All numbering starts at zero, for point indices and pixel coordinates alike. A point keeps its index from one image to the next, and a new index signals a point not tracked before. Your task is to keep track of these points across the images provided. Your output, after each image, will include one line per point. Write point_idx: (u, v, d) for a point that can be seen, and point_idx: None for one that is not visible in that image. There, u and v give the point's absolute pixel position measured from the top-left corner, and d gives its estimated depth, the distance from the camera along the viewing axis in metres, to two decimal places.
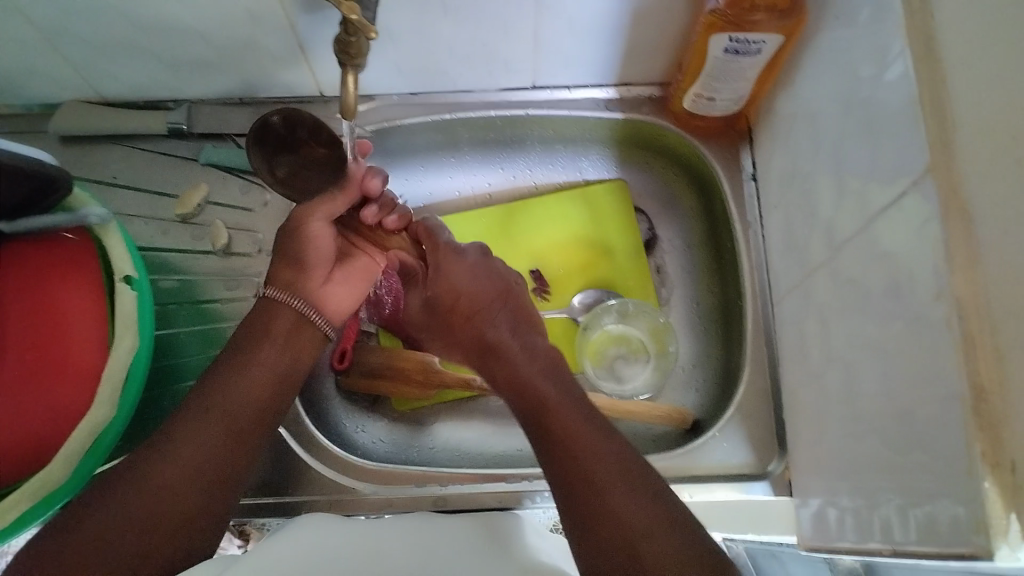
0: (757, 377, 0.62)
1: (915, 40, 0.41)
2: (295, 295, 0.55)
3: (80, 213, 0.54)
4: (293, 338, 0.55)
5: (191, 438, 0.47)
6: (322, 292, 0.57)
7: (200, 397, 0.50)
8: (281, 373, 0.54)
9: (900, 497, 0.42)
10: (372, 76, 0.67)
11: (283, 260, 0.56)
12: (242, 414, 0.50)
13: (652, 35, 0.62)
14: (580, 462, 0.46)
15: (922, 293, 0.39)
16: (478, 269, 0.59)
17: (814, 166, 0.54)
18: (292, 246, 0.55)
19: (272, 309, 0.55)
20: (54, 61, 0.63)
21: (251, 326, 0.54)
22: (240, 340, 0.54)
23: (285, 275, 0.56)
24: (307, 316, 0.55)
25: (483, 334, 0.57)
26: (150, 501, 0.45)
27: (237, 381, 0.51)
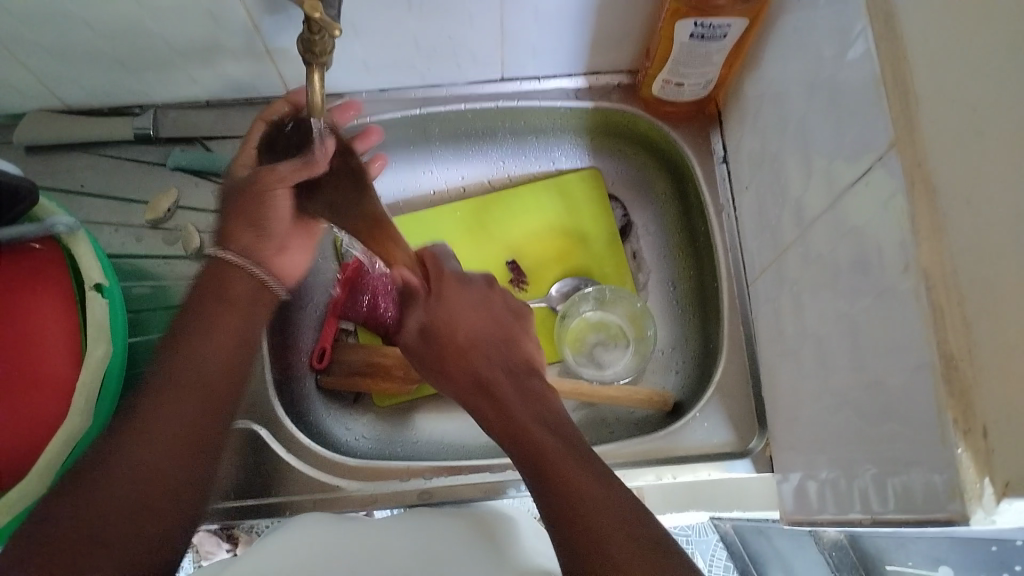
0: (734, 357, 0.62)
1: (876, 18, 0.41)
2: (247, 258, 0.53)
3: (47, 224, 0.54)
4: (253, 302, 0.52)
5: (168, 412, 0.44)
6: (277, 259, 0.56)
7: (166, 366, 0.46)
8: (246, 336, 0.50)
9: (877, 467, 0.42)
10: (339, 73, 0.67)
11: (240, 221, 0.54)
12: (215, 381, 0.47)
13: (618, 23, 0.62)
14: (572, 493, 0.43)
15: (891, 266, 0.39)
16: (481, 308, 0.58)
17: (782, 147, 0.55)
18: (249, 208, 0.54)
19: (229, 274, 0.52)
20: (15, 71, 0.63)
21: (206, 292, 0.51)
22: (199, 303, 0.50)
23: (243, 238, 0.54)
24: (262, 283, 0.54)
25: (469, 355, 0.56)
26: (137, 483, 0.41)
27: (206, 348, 0.48)
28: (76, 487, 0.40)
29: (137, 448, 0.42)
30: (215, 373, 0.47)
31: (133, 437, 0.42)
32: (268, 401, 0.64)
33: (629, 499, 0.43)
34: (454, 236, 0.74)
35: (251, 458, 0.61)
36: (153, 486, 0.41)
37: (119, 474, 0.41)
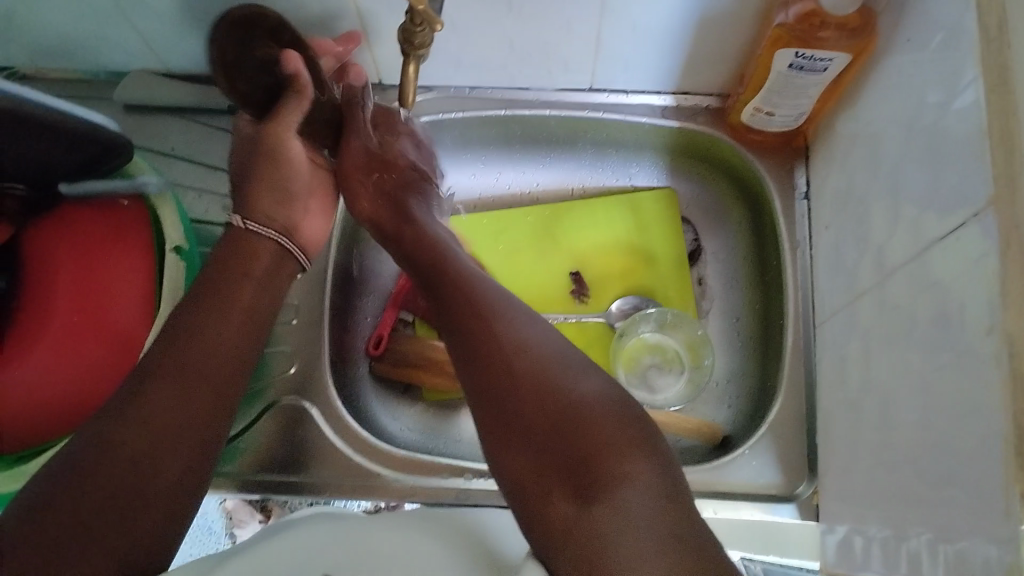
0: (792, 397, 0.61)
1: (988, 67, 0.40)
2: (273, 228, 0.55)
3: (137, 181, 0.57)
4: (268, 278, 0.52)
5: (160, 393, 0.42)
6: (300, 222, 0.58)
7: (164, 349, 0.45)
8: (254, 314, 0.50)
9: (931, 531, 0.41)
10: (431, 66, 0.67)
11: (261, 188, 0.55)
12: (222, 359, 0.46)
13: (715, 45, 0.61)
14: (550, 410, 0.40)
15: (973, 327, 0.38)
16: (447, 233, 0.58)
17: (870, 189, 0.53)
18: (264, 171, 0.54)
19: (241, 245, 0.52)
20: (123, 30, 0.65)
21: (223, 262, 0.51)
22: (208, 287, 0.49)
23: (262, 208, 0.55)
24: (290, 251, 0.55)
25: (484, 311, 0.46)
26: (126, 473, 0.39)
27: (207, 323, 0.47)
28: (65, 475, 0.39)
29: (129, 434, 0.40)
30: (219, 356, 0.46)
31: (113, 419, 0.41)
32: (321, 380, 0.65)
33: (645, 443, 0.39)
34: (523, 239, 0.74)
35: (299, 434, 0.62)
36: (145, 476, 0.40)
37: (112, 463, 0.39)
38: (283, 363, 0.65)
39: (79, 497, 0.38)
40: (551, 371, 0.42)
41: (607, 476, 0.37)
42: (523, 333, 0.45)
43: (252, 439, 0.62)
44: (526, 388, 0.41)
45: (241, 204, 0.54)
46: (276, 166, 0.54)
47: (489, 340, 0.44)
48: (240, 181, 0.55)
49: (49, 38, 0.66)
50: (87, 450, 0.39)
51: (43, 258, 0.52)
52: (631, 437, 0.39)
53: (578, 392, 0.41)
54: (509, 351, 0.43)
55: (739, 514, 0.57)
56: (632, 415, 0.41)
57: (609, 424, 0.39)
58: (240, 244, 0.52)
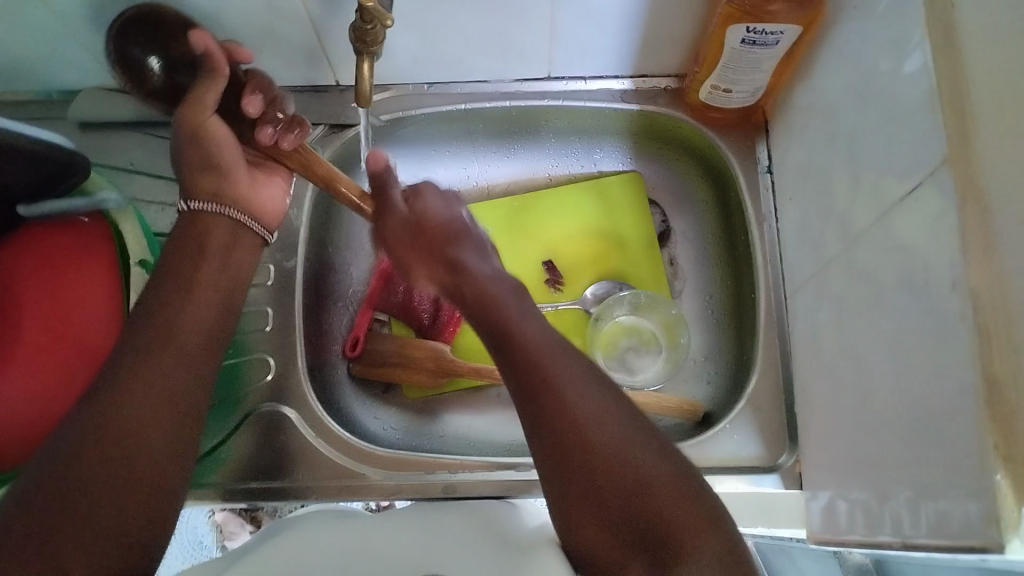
0: (768, 369, 0.61)
1: (933, 30, 0.40)
2: (220, 202, 0.53)
3: (95, 198, 0.56)
4: (225, 252, 0.53)
5: (146, 375, 0.44)
6: (251, 193, 0.56)
7: (137, 335, 0.45)
8: (222, 299, 0.51)
9: (911, 490, 0.42)
10: (389, 64, 0.67)
11: (196, 167, 0.53)
12: (192, 335, 0.47)
13: (669, 26, 0.62)
14: (602, 457, 0.41)
15: (937, 286, 0.39)
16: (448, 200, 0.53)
17: (830, 159, 0.54)
18: (195, 155, 0.52)
19: (201, 225, 0.52)
20: (72, 47, 0.64)
21: (182, 243, 0.51)
22: (172, 269, 0.49)
23: (205, 184, 0.53)
24: (243, 223, 0.55)
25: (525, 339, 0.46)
26: (118, 453, 0.41)
27: (180, 307, 0.48)
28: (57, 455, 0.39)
29: (118, 416, 0.41)
30: (191, 331, 0.47)
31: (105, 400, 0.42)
32: (299, 385, 0.64)
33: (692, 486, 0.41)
34: (494, 231, 0.74)
35: (280, 440, 0.62)
36: (135, 453, 0.41)
37: (104, 443, 0.40)
38: (259, 370, 0.65)
39: (77, 481, 0.39)
40: (611, 428, 0.43)
41: (673, 537, 0.39)
42: (580, 387, 0.44)
43: (233, 446, 0.62)
44: (586, 433, 0.42)
45: (187, 186, 0.54)
46: (203, 146, 0.51)
47: (538, 385, 0.44)
48: (177, 163, 0.53)
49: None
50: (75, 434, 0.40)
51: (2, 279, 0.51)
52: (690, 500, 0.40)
53: (634, 448, 0.42)
54: (557, 396, 0.43)
55: (724, 488, 0.57)
56: (680, 467, 0.42)
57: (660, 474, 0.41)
58: (193, 230, 0.52)
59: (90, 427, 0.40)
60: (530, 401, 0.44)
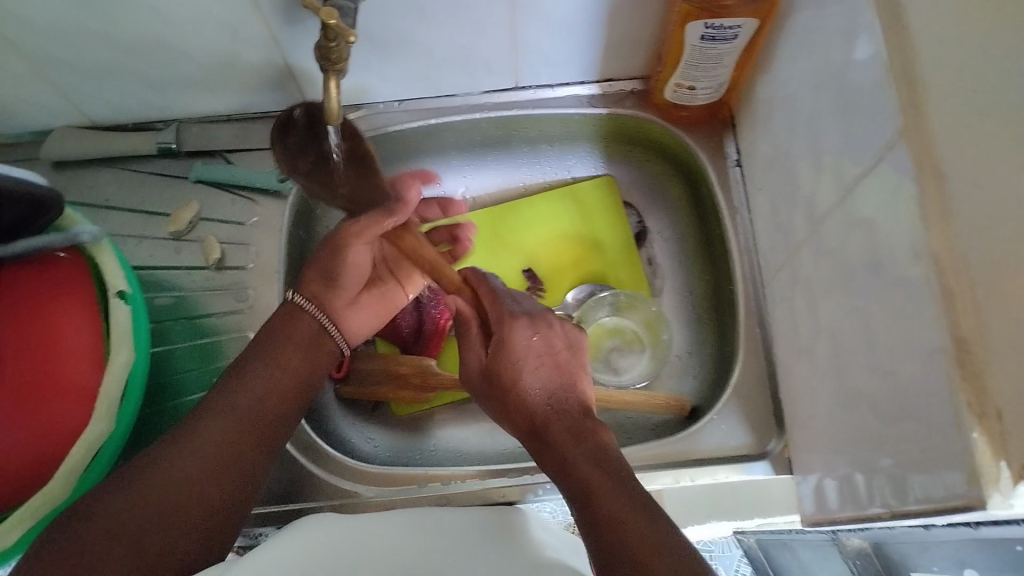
0: (750, 359, 0.62)
1: (881, 8, 0.41)
2: (324, 311, 0.59)
3: (71, 232, 0.55)
4: (308, 344, 0.57)
5: (214, 430, 0.49)
6: (346, 313, 0.61)
7: (210, 398, 0.51)
8: (296, 386, 0.55)
9: (895, 460, 0.42)
10: (357, 84, 0.68)
11: (315, 273, 0.59)
12: (267, 402, 0.52)
13: (629, 29, 0.63)
14: (597, 514, 0.43)
15: (902, 257, 0.39)
16: (541, 331, 0.53)
17: (794, 145, 0.55)
18: (325, 261, 0.59)
19: (287, 321, 0.57)
20: (42, 87, 0.64)
21: (275, 330, 0.56)
22: (256, 350, 0.55)
23: (313, 284, 0.59)
24: (325, 329, 0.58)
25: (576, 437, 0.48)
26: (165, 493, 0.45)
27: (255, 379, 0.53)
28: (118, 485, 0.44)
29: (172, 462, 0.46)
30: (266, 400, 0.52)
31: (178, 445, 0.47)
32: None
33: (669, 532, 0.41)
34: (472, 243, 0.75)
35: (272, 464, 0.62)
36: (191, 493, 0.46)
37: (155, 483, 0.45)
38: None
39: (137, 500, 0.43)
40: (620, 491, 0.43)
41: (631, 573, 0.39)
42: (599, 474, 0.45)
43: None
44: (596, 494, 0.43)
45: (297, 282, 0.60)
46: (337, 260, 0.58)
47: (573, 468, 0.46)
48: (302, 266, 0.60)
49: None
50: (131, 470, 0.46)
51: None
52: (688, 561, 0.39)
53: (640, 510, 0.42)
54: (583, 473, 0.45)
55: (716, 479, 0.58)
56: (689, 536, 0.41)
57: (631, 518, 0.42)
58: (283, 320, 0.57)
59: (160, 464, 0.46)
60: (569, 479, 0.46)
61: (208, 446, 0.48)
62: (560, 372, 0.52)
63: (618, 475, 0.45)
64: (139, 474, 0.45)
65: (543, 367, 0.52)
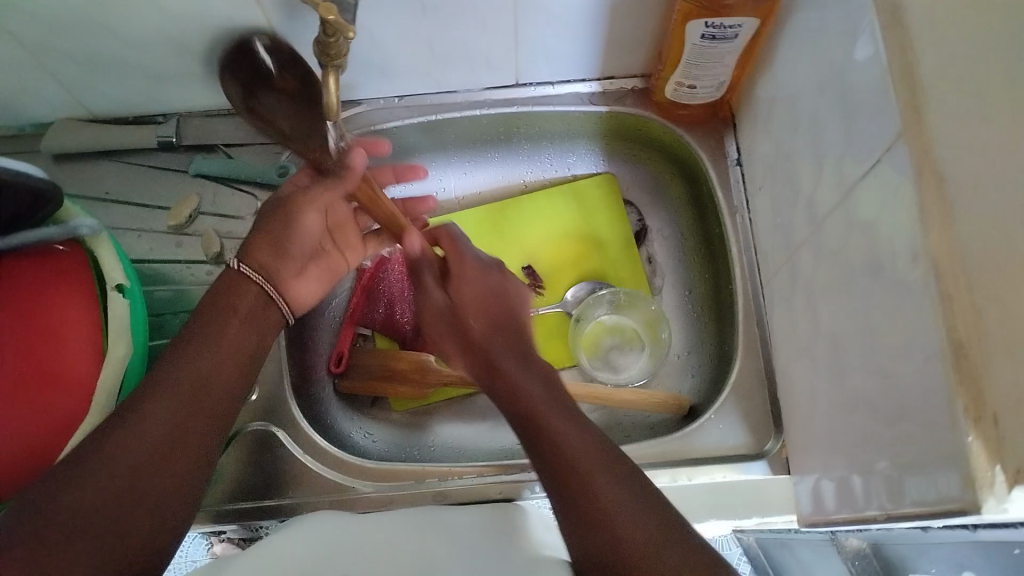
0: (749, 358, 0.62)
1: (882, 9, 0.41)
2: (263, 274, 0.54)
3: (71, 225, 0.55)
4: (255, 317, 0.53)
5: (160, 414, 0.45)
6: (294, 282, 0.57)
7: (159, 373, 0.47)
8: (243, 349, 0.51)
9: (892, 461, 0.42)
10: (359, 79, 0.68)
11: (263, 241, 0.55)
12: (216, 379, 0.49)
13: (631, 26, 0.62)
14: (598, 511, 0.44)
15: (901, 258, 0.39)
16: (494, 281, 0.59)
17: (794, 144, 0.55)
18: (278, 226, 0.56)
19: (235, 288, 0.53)
20: (42, 80, 0.64)
21: (216, 300, 0.52)
22: (201, 319, 0.51)
23: (260, 254, 0.55)
24: (273, 300, 0.55)
25: (563, 423, 0.49)
26: (122, 485, 0.42)
27: (204, 353, 0.49)
28: (56, 484, 0.41)
29: (126, 446, 0.43)
30: (218, 378, 0.49)
31: (120, 434, 0.44)
32: (285, 403, 0.65)
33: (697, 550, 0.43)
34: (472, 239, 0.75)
35: (272, 458, 0.62)
36: (138, 484, 0.43)
37: (97, 477, 0.42)
38: (245, 390, 0.64)
39: (78, 503, 0.41)
40: (618, 492, 0.45)
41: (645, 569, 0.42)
42: (571, 432, 0.49)
43: (222, 467, 0.61)
44: (596, 492, 0.45)
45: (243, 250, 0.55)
46: (285, 220, 0.56)
47: (558, 452, 0.48)
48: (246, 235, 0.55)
49: None
50: (80, 457, 0.42)
51: None
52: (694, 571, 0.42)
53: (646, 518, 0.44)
54: (577, 468, 0.46)
55: (714, 480, 0.58)
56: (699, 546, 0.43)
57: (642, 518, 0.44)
58: (228, 289, 0.53)
59: (100, 455, 0.43)
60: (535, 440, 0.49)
61: (158, 431, 0.45)
62: (498, 300, 0.58)
63: (624, 472, 0.47)
64: (77, 470, 0.42)
65: (490, 301, 0.58)
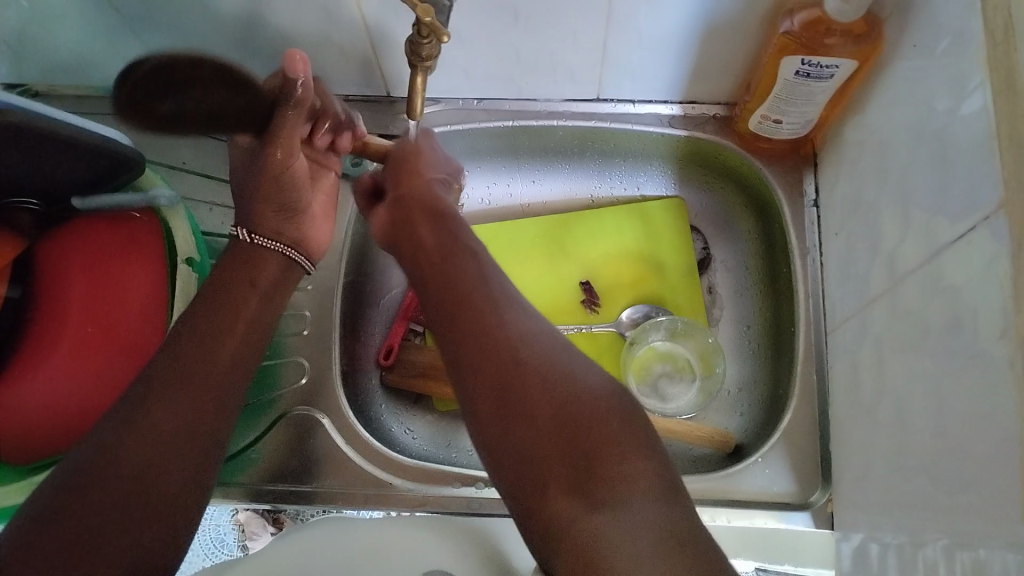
0: (804, 405, 0.60)
1: (995, 71, 0.40)
2: (280, 241, 0.58)
3: (150, 194, 0.57)
4: (275, 284, 0.57)
5: (169, 403, 0.45)
6: (308, 229, 0.62)
7: (163, 361, 0.47)
8: (252, 327, 0.53)
9: (947, 537, 0.41)
10: (441, 78, 0.68)
11: (271, 208, 0.57)
12: (219, 363, 0.49)
13: (721, 54, 0.61)
14: (530, 393, 0.44)
15: (986, 332, 0.38)
16: (432, 184, 0.61)
17: (880, 195, 0.53)
18: (268, 185, 0.55)
19: (252, 256, 0.56)
20: (136, 47, 0.65)
21: (228, 273, 0.54)
22: (208, 301, 0.52)
23: (269, 222, 0.58)
24: (296, 262, 0.60)
25: (499, 318, 0.48)
26: (133, 481, 0.42)
27: (210, 337, 0.49)
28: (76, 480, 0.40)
29: (133, 443, 0.43)
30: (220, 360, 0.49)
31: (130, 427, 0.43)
32: (332, 391, 0.65)
33: (632, 416, 0.44)
34: (533, 249, 0.74)
35: (310, 443, 0.62)
36: (156, 470, 0.43)
37: (116, 471, 0.41)
38: (294, 373, 0.66)
39: (100, 495, 0.40)
40: (552, 372, 0.45)
41: (602, 465, 0.42)
42: (525, 335, 0.48)
43: (263, 447, 0.62)
44: (535, 388, 0.45)
45: (246, 214, 0.57)
46: (281, 188, 0.56)
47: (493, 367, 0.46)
48: (245, 198, 0.57)
49: (63, 58, 0.67)
50: (87, 465, 0.41)
51: (49, 268, 0.51)
52: (636, 439, 0.43)
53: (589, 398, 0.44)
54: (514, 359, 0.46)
55: (752, 523, 0.56)
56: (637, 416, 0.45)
57: (586, 389, 0.45)
58: (243, 260, 0.56)
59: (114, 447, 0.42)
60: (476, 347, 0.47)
61: (162, 422, 0.44)
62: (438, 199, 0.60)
63: (556, 351, 0.47)
64: (95, 465, 0.41)
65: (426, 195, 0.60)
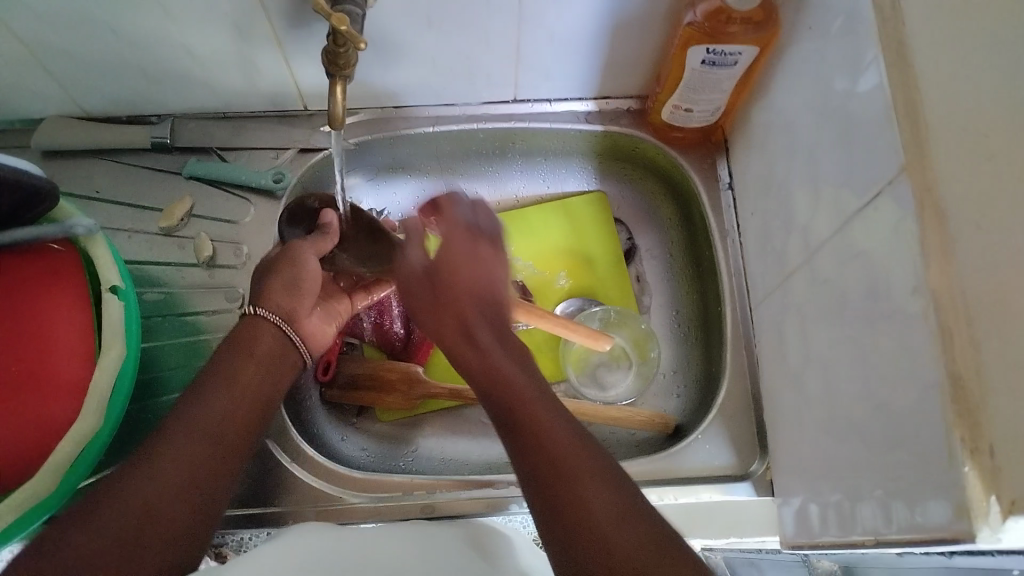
0: (736, 380, 0.63)
1: (888, 47, 0.42)
2: (283, 317, 0.56)
3: (66, 224, 0.54)
4: (275, 357, 0.54)
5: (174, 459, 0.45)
6: (306, 321, 0.59)
7: (174, 414, 0.48)
8: (260, 390, 0.52)
9: (881, 488, 0.43)
10: (358, 88, 0.68)
11: (279, 286, 0.57)
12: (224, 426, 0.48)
13: (631, 48, 0.63)
14: (597, 541, 0.39)
15: (899, 291, 0.40)
16: (483, 251, 0.51)
17: (789, 173, 0.56)
18: (287, 274, 0.57)
19: (252, 330, 0.54)
20: (37, 76, 0.63)
21: (235, 343, 0.53)
22: (214, 365, 0.52)
23: (276, 298, 0.56)
24: (293, 344, 0.56)
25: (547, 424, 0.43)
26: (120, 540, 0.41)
27: (218, 397, 0.49)
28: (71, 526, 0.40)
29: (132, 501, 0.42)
30: (227, 422, 0.49)
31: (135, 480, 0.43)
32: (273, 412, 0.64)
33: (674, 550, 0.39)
34: None
35: (258, 465, 0.62)
36: (152, 530, 0.42)
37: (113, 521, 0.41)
38: None
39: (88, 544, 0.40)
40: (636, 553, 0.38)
41: None
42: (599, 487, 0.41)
43: None
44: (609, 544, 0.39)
45: (258, 298, 0.56)
46: (298, 271, 0.58)
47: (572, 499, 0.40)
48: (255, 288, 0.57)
49: None
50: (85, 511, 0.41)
51: None
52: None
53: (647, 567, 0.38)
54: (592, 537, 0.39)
55: (699, 498, 0.58)
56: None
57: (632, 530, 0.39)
58: (247, 332, 0.54)
59: (113, 500, 0.42)
60: (545, 486, 0.41)
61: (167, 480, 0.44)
62: (490, 293, 0.50)
63: (617, 491, 0.41)
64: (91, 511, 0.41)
65: (464, 276, 0.50)
